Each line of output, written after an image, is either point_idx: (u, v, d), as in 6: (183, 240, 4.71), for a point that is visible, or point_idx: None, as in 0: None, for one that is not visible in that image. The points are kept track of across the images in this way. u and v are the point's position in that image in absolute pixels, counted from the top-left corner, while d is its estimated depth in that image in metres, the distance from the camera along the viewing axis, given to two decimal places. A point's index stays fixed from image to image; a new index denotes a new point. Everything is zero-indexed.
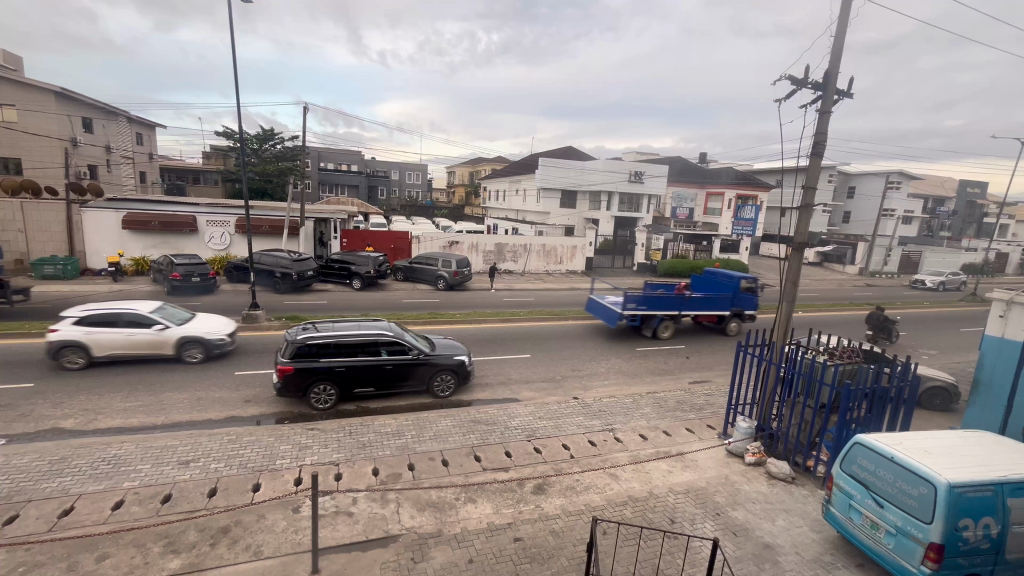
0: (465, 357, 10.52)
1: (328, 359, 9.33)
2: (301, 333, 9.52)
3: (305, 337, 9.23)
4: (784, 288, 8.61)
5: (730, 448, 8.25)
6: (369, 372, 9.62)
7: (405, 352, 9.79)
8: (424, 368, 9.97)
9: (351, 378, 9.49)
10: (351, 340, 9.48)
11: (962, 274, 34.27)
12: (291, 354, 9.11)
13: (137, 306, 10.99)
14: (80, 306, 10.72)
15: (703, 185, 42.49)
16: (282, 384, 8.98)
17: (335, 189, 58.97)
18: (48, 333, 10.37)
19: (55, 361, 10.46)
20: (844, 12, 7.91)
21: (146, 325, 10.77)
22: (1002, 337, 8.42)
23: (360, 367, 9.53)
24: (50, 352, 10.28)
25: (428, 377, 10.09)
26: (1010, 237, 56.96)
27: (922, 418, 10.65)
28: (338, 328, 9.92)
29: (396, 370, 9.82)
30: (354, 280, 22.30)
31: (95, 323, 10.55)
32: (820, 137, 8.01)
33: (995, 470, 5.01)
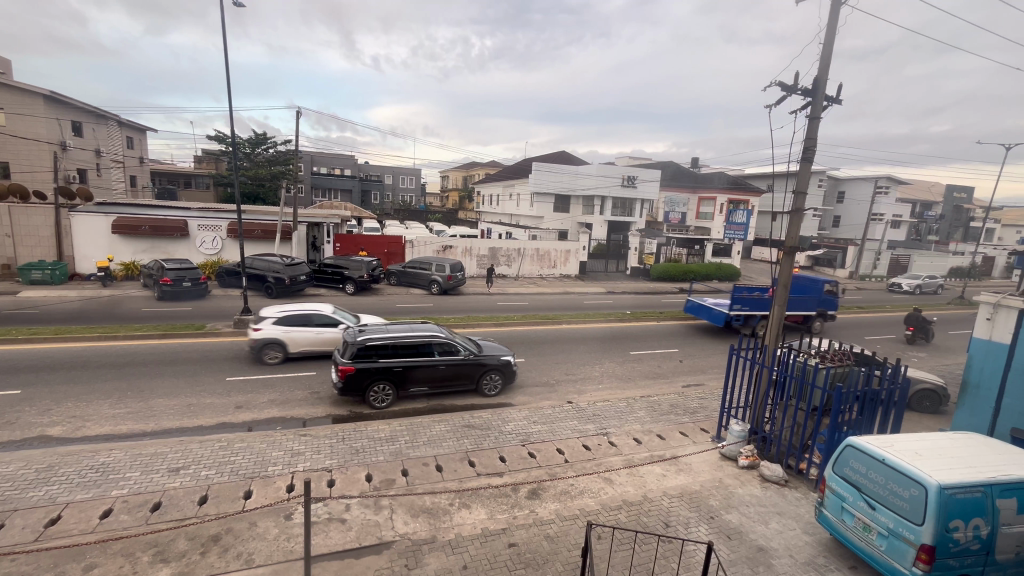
0: (509, 357, 10.90)
1: (389, 359, 9.70)
2: (358, 334, 9.84)
3: (365, 337, 9.57)
4: (776, 291, 8.65)
5: (724, 451, 8.28)
6: (426, 371, 10.01)
7: (459, 353, 10.17)
8: (475, 368, 10.36)
9: (408, 378, 9.84)
10: (408, 341, 9.84)
11: (939, 278, 34.76)
12: (350, 355, 9.43)
13: (321, 308, 12.36)
14: (275, 308, 12.06)
15: (695, 190, 42.82)
16: (343, 384, 9.30)
17: (328, 193, 58.80)
18: (252, 332, 11.67)
19: (255, 357, 11.77)
20: (832, 20, 8.04)
21: (333, 325, 12.15)
22: (989, 339, 8.52)
23: (415, 367, 9.88)
24: (254, 349, 11.60)
25: (478, 377, 10.46)
26: (996, 241, 57.83)
27: (912, 420, 10.75)
28: (389, 330, 10.23)
29: (446, 370, 10.17)
30: (347, 284, 22.21)
31: (291, 324, 11.88)
32: (810, 142, 8.12)
33: (984, 471, 5.07)
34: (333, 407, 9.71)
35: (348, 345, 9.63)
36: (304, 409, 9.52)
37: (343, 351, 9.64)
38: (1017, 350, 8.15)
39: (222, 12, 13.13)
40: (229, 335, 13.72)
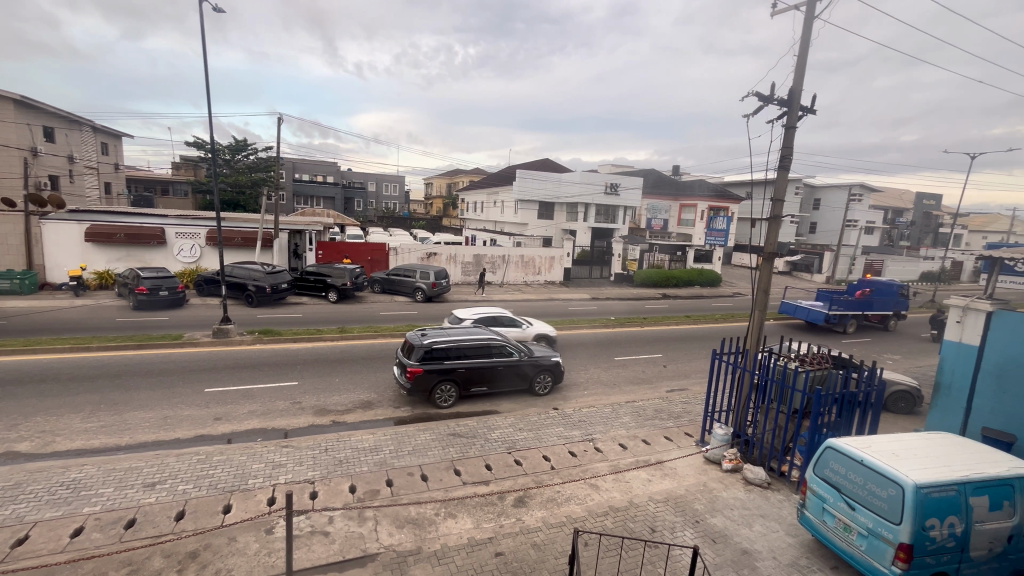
0: (557, 358, 11.63)
1: (452, 361, 10.26)
2: (422, 338, 10.36)
3: (430, 341, 10.10)
4: (756, 296, 8.79)
5: (707, 455, 8.37)
6: (486, 372, 10.63)
7: (515, 354, 10.82)
8: (530, 369, 11.02)
9: (468, 378, 10.43)
10: (469, 344, 10.42)
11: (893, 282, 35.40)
12: (418, 358, 9.95)
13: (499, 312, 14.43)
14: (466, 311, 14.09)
15: (677, 197, 43.53)
16: (412, 385, 9.82)
17: (311, 201, 58.21)
18: None
19: None
20: (806, 33, 8.29)
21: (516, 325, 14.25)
22: (960, 342, 8.81)
23: (475, 368, 10.47)
24: None
25: (530, 377, 11.13)
26: (963, 246, 59.98)
27: (888, 421, 11.02)
28: (448, 334, 10.77)
29: (503, 371, 10.81)
30: (330, 292, 21.95)
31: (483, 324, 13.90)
32: (787, 151, 8.33)
33: (957, 470, 5.21)
34: (316, 417, 9.56)
35: (416, 348, 10.15)
36: (285, 420, 9.34)
37: (410, 354, 10.15)
38: (986, 352, 8.43)
39: (201, 17, 12.92)
40: (208, 344, 13.42)
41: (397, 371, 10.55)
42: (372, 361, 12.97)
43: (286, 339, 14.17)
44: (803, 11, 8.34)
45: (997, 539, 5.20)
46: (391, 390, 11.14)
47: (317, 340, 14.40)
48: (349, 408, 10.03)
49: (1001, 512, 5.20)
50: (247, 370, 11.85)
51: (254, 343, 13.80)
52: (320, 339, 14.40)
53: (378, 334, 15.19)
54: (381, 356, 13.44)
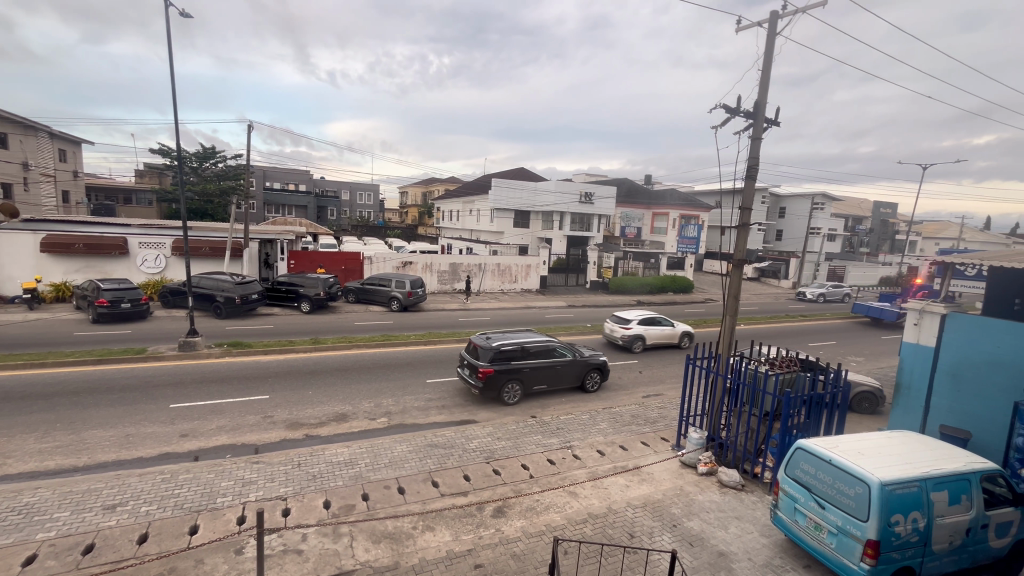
0: (603, 357, 12.70)
1: (519, 361, 11.18)
2: (489, 341, 11.20)
3: (498, 343, 10.95)
4: (727, 302, 9.02)
5: (684, 459, 8.50)
6: (547, 370, 11.61)
7: (571, 354, 11.84)
8: (583, 367, 12.05)
9: (531, 377, 11.35)
10: (531, 346, 11.34)
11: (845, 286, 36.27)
12: (488, 359, 10.78)
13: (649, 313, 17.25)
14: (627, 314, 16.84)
15: (649, 205, 44.37)
16: (488, 384, 10.62)
17: (282, 210, 57.02)
18: (623, 330, 16.30)
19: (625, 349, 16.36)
20: (769, 48, 8.64)
21: (669, 324, 17.08)
22: (917, 343, 9.22)
23: (538, 367, 11.43)
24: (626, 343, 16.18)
25: (582, 375, 12.15)
26: (918, 253, 63.08)
27: (853, 421, 11.42)
28: (508, 337, 11.64)
29: (559, 369, 11.79)
30: (302, 303, 21.49)
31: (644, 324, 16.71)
32: (753, 161, 8.63)
33: (919, 467, 5.44)
34: (289, 431, 9.30)
35: (488, 348, 11.01)
36: (256, 435, 9.05)
37: (480, 356, 10.97)
38: (942, 352, 8.88)
39: (168, 21, 12.58)
40: (174, 358, 12.91)
41: (466, 372, 11.31)
42: (347, 373, 12.71)
43: (257, 351, 13.76)
44: (765, 28, 8.71)
45: (956, 532, 5.43)
46: (367, 401, 10.93)
47: (290, 352, 14.02)
48: (323, 421, 9.80)
49: (959, 506, 5.44)
50: (215, 384, 11.45)
51: (223, 356, 13.37)
52: (292, 351, 14.03)
53: (353, 345, 14.91)
54: (356, 367, 13.19)
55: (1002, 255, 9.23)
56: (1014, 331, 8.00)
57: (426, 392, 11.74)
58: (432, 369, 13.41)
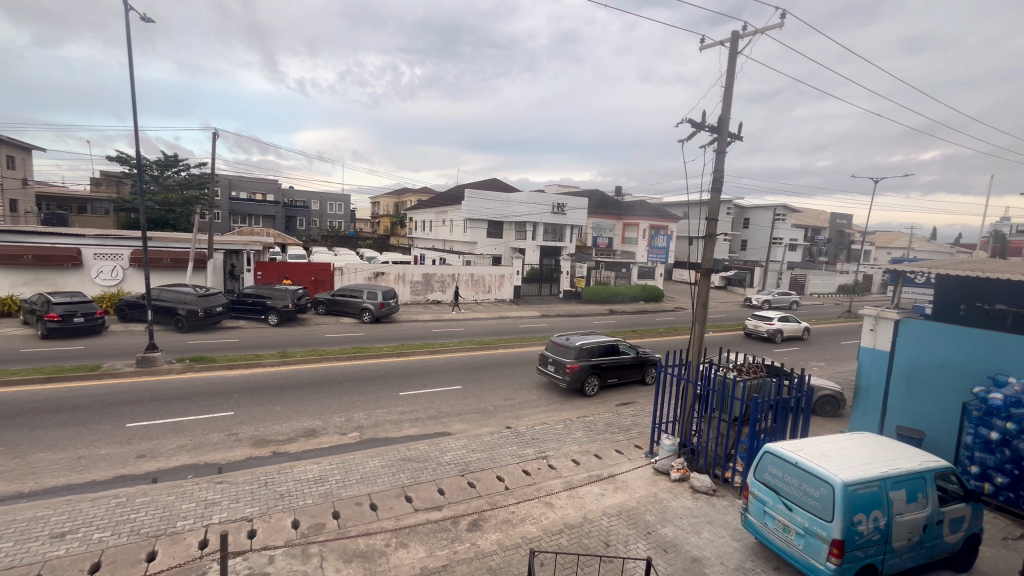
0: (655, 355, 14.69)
1: (598, 358, 13.07)
2: (570, 342, 13.01)
3: (578, 343, 12.77)
4: (696, 311, 9.24)
5: (656, 466, 8.60)
6: (617, 365, 13.49)
7: (636, 352, 13.80)
8: (645, 363, 13.98)
9: (605, 372, 13.22)
10: (605, 345, 13.23)
11: (793, 294, 37.61)
12: (574, 357, 12.61)
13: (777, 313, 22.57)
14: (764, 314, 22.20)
15: (620, 216, 45.18)
16: (577, 377, 12.43)
17: (249, 220, 55.49)
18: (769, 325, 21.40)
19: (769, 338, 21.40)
20: (732, 66, 9.02)
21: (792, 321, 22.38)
22: (874, 348, 9.62)
23: (613, 363, 13.35)
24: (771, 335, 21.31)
25: (642, 370, 14.12)
26: (872, 262, 66.44)
27: (816, 424, 11.84)
28: (583, 338, 13.50)
29: (626, 365, 13.73)
30: (270, 315, 20.88)
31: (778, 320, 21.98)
32: (718, 173, 8.95)
33: (878, 466, 5.67)
34: (254, 449, 8.96)
35: (573, 347, 12.89)
36: (220, 453, 8.69)
37: (564, 355, 12.77)
38: (897, 356, 9.31)
39: (127, 25, 12.16)
40: (131, 375, 12.29)
41: (551, 369, 13.07)
42: (317, 387, 12.38)
43: (221, 366, 13.26)
44: (728, 46, 9.09)
45: (914, 529, 5.67)
46: (337, 416, 10.65)
47: (256, 366, 13.56)
48: (292, 438, 9.49)
49: (916, 503, 5.69)
50: (176, 401, 10.94)
51: (184, 371, 12.83)
52: (259, 365, 13.57)
53: (323, 358, 14.54)
54: (327, 380, 12.86)
55: (946, 263, 9.79)
56: (962, 334, 8.50)
57: (400, 405, 11.53)
58: (405, 382, 13.20)
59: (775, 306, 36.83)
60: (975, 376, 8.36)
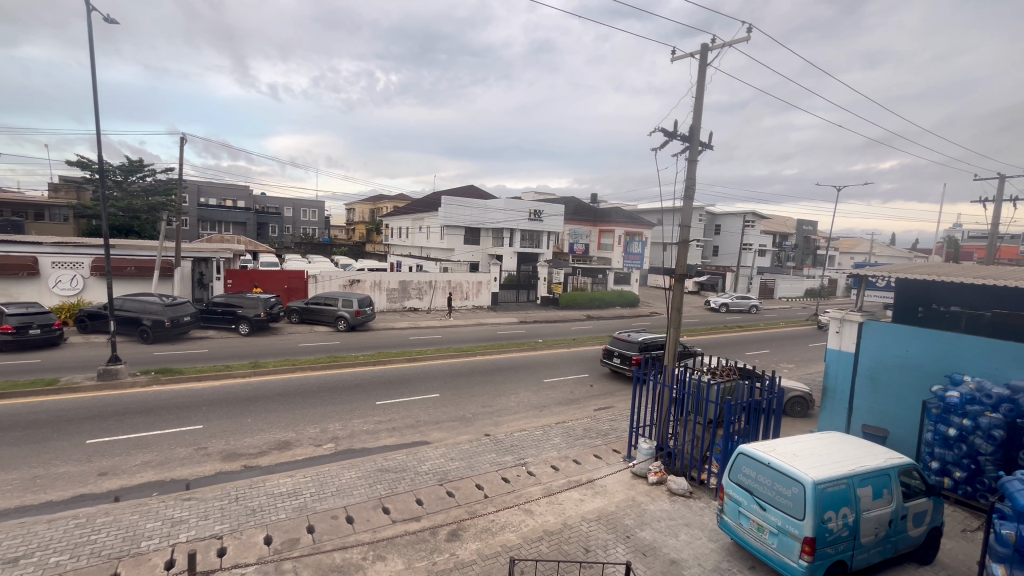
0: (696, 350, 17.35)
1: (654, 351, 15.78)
2: (631, 338, 15.49)
3: (639, 339, 15.29)
4: (671, 316, 9.41)
5: (634, 469, 8.69)
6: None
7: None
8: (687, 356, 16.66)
9: None
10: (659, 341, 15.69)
11: (751, 298, 38.51)
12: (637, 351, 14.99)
13: None
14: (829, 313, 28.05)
15: (596, 223, 45.73)
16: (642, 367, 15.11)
17: (218, 227, 53.95)
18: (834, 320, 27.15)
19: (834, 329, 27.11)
20: (702, 77, 9.29)
21: None
22: (840, 349, 9.98)
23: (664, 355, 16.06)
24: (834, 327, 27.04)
25: None
26: (836, 266, 69.05)
27: (788, 425, 12.17)
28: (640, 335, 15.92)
29: None
30: (241, 324, 20.27)
31: None
32: (691, 181, 9.17)
33: (846, 465, 5.86)
34: (224, 463, 8.67)
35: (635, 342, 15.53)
36: (188, 469, 8.37)
37: (628, 349, 15.14)
38: (862, 357, 9.66)
39: (89, 27, 11.75)
40: (91, 389, 11.72)
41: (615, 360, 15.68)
42: (291, 397, 12.07)
43: (189, 378, 12.79)
44: (698, 58, 9.37)
45: (881, 524, 5.88)
46: (312, 427, 10.41)
47: (225, 377, 13.13)
48: (263, 451, 9.21)
49: (882, 499, 5.91)
50: (141, 415, 10.49)
51: (149, 384, 12.31)
52: (229, 377, 13.14)
53: (296, 368, 14.19)
54: (301, 391, 12.54)
55: (905, 268, 10.24)
56: (919, 336, 8.90)
57: (376, 414, 11.33)
58: (382, 391, 12.98)
59: (733, 309, 37.79)
60: (933, 375, 8.76)
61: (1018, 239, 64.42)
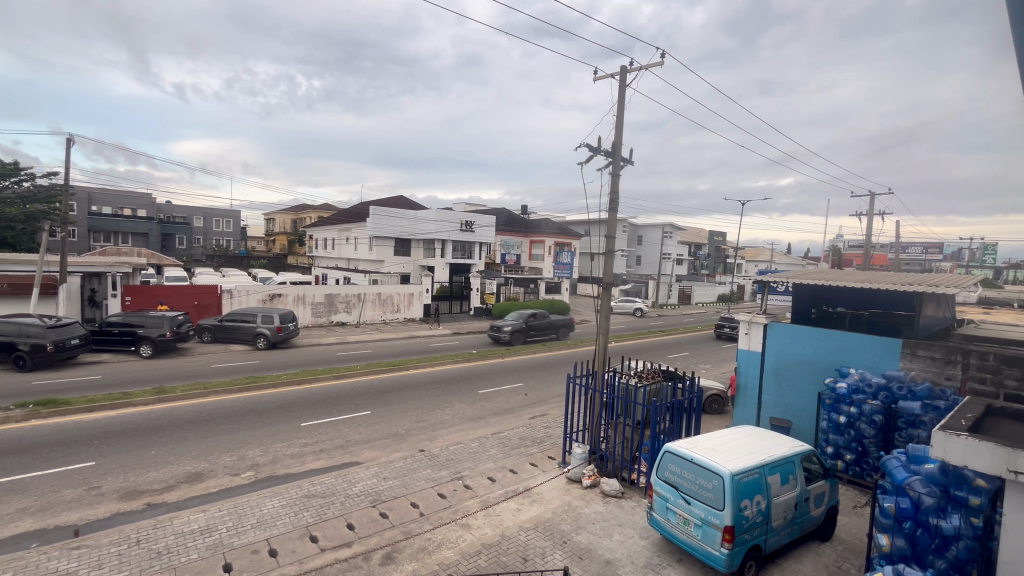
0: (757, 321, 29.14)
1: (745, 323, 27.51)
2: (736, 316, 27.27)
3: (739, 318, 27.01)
4: (600, 324, 9.77)
5: (569, 475, 8.89)
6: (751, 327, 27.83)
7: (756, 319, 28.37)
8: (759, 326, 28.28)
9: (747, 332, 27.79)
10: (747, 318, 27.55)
11: (636, 300, 41.92)
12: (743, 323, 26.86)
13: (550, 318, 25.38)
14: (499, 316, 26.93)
15: (527, 234, 46.74)
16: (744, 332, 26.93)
17: (114, 238, 48.51)
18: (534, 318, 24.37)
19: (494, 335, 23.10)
20: (622, 98, 9.91)
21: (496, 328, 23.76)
22: (749, 349, 10.92)
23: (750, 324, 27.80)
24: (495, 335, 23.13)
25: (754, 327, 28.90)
26: (743, 272, 75.51)
27: (708, 422, 13.06)
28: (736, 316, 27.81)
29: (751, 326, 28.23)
30: (142, 346, 18.27)
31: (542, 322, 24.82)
32: (614, 194, 9.67)
33: (758, 455, 6.40)
34: (123, 503, 7.72)
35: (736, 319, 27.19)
36: (77, 513, 7.35)
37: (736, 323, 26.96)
38: (768, 356, 10.65)
39: None
40: None
41: (726, 329, 27.41)
42: (204, 425, 11.02)
43: (78, 410, 11.27)
44: (618, 80, 9.98)
45: (788, 507, 6.48)
46: (228, 455, 9.58)
47: (124, 406, 11.74)
48: (170, 485, 8.33)
49: (789, 485, 6.51)
50: (16, 455, 9.07)
51: (26, 419, 10.69)
52: (128, 406, 11.76)
53: (208, 392, 13.00)
54: (214, 417, 11.48)
55: (799, 273, 11.35)
56: (814, 334, 9.96)
57: (302, 437, 10.66)
58: (308, 412, 12.24)
59: (623, 312, 40.61)
60: (827, 369, 9.83)
61: (886, 247, 74.54)
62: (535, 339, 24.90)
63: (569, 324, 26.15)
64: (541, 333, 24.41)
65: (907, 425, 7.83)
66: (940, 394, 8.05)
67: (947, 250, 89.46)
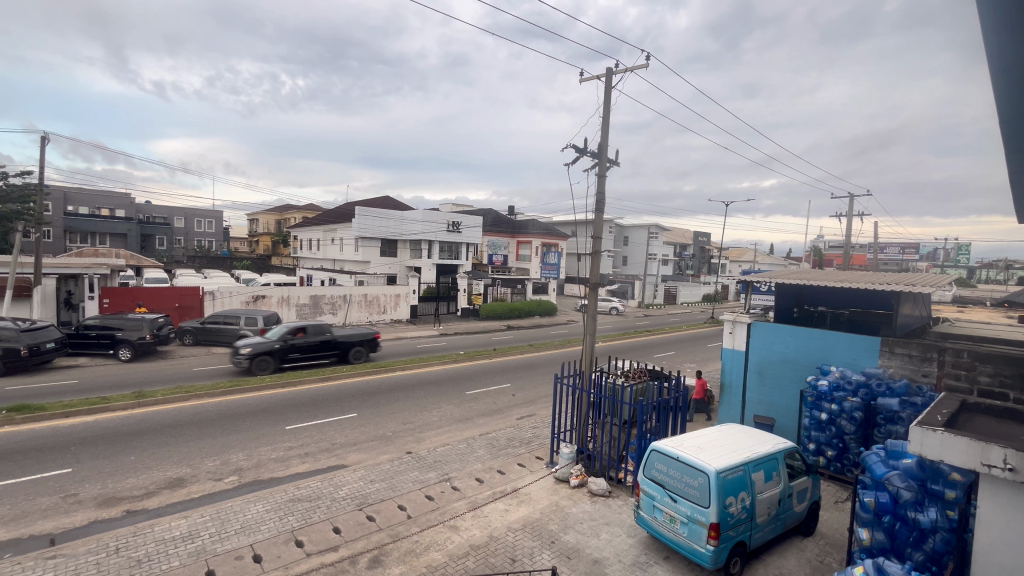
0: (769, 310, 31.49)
1: None
2: None
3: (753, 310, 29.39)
4: (587, 324, 9.81)
5: (557, 475, 8.92)
6: None
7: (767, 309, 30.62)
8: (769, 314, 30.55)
9: None
10: None
11: (618, 301, 42.17)
12: None
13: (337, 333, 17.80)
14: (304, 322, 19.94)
15: (514, 234, 46.71)
16: None
17: (91, 239, 47.34)
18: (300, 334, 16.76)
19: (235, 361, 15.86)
20: (609, 100, 9.98)
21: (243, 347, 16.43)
22: (734, 348, 11.08)
23: None
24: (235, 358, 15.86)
25: None
26: (728, 273, 76.46)
27: (694, 421, 13.19)
28: None
29: None
30: (121, 349, 17.89)
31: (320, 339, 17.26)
32: (601, 196, 9.73)
33: (742, 453, 6.49)
34: (100, 510, 7.53)
35: None
36: (52, 522, 7.15)
37: None
38: (752, 354, 10.82)
39: None
40: None
41: None
42: (184, 429, 10.78)
43: (53, 415, 10.96)
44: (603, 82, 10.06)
45: (772, 503, 6.59)
46: (210, 460, 9.40)
47: (101, 411, 11.45)
48: (151, 492, 8.15)
49: (773, 481, 6.61)
50: None
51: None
52: (106, 410, 11.49)
53: (189, 395, 12.73)
54: (195, 421, 11.25)
55: (782, 273, 11.53)
56: (796, 333, 10.15)
57: (286, 440, 10.51)
58: (292, 415, 12.06)
59: (610, 313, 40.78)
60: (808, 367, 10.01)
61: (865, 248, 76.08)
62: (306, 364, 17.29)
63: (369, 343, 18.50)
64: (310, 356, 16.86)
65: (885, 421, 8.00)
66: (917, 391, 8.26)
67: (924, 250, 91.65)
